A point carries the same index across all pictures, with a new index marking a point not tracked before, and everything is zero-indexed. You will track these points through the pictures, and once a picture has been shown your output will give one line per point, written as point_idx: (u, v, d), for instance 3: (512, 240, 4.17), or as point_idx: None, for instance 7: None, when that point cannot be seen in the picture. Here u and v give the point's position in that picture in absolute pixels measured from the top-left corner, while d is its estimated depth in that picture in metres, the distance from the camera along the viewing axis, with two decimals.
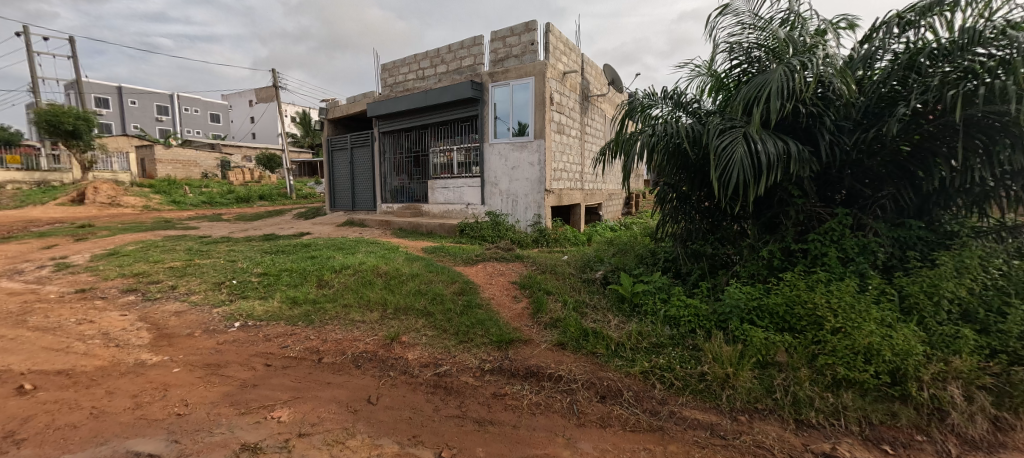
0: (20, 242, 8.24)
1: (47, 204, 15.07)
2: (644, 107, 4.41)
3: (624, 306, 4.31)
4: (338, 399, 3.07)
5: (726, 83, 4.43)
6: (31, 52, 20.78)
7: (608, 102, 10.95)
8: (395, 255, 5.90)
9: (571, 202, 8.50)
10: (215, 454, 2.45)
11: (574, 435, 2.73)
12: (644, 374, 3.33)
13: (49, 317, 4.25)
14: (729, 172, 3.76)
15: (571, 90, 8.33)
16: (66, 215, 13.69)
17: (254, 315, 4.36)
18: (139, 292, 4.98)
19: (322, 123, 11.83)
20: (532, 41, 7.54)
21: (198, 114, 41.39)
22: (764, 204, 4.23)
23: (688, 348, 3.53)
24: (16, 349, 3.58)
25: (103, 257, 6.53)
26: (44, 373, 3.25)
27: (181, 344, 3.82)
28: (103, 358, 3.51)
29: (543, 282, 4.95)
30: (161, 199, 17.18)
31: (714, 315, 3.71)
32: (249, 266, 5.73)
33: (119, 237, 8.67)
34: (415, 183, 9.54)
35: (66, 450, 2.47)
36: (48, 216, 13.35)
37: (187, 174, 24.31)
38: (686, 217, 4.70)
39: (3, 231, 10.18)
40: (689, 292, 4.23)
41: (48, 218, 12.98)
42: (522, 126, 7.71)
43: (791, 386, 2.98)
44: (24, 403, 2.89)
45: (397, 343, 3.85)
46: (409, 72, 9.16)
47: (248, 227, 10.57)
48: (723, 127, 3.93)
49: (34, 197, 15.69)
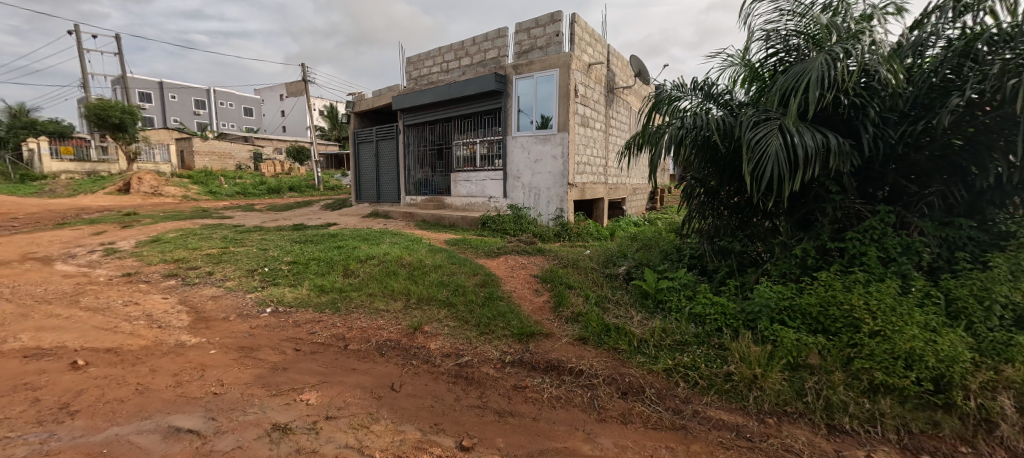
0: (73, 228, 8.87)
1: (96, 192, 16.14)
2: (672, 99, 4.29)
3: (647, 302, 4.24)
4: (363, 385, 3.16)
5: (761, 73, 4.24)
6: (79, 49, 22.02)
7: (635, 94, 10.74)
8: (418, 247, 6.00)
9: (594, 196, 8.40)
10: (249, 433, 2.58)
11: (594, 429, 2.72)
12: (667, 371, 3.27)
13: (99, 298, 4.57)
14: (762, 166, 3.62)
15: (596, 81, 8.20)
16: (114, 204, 14.60)
17: (285, 302, 4.53)
18: (179, 277, 5.26)
19: (350, 117, 12.10)
20: (557, 32, 7.44)
21: (236, 107, 43.06)
22: (799, 200, 4.05)
23: (714, 347, 3.43)
24: (71, 327, 3.87)
25: (147, 243, 6.93)
26: (95, 351, 3.50)
27: (217, 327, 4.03)
28: (148, 338, 3.74)
29: (565, 276, 4.92)
30: (198, 189, 18.06)
31: (742, 314, 3.60)
32: (280, 254, 5.95)
33: (161, 225, 9.18)
34: (439, 176, 9.63)
35: (115, 422, 2.65)
36: (98, 204, 14.26)
37: (223, 166, 25.38)
38: (714, 213, 4.56)
39: (57, 218, 11.00)
40: (716, 290, 4.11)
41: (96, 206, 13.90)
42: (545, 119, 7.65)
43: (824, 390, 2.86)
44: (77, 378, 3.12)
45: (419, 333, 3.92)
46: (433, 65, 9.22)
47: (280, 217, 10.96)
48: (757, 118, 3.78)
49: (86, 186, 16.77)
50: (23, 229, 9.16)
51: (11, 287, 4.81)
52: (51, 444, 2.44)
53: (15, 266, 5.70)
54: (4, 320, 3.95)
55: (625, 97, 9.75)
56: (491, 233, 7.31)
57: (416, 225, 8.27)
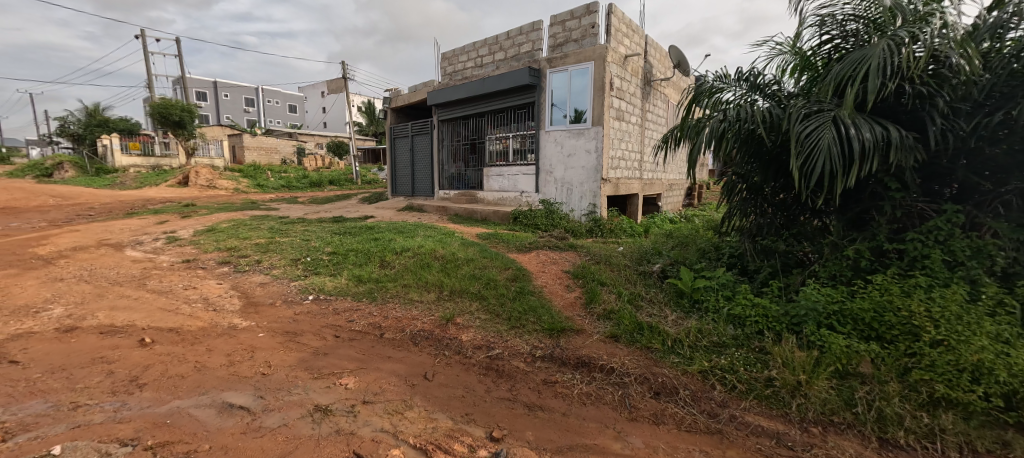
0: (140, 217, 9.66)
1: (159, 185, 17.51)
2: (713, 91, 4.12)
3: (682, 301, 4.13)
4: (398, 373, 3.28)
5: (813, 62, 3.95)
6: (145, 52, 23.81)
7: (675, 86, 10.40)
8: (451, 240, 6.11)
9: (628, 191, 8.21)
10: (293, 412, 2.75)
11: (625, 428, 2.69)
12: (702, 373, 3.18)
13: (162, 282, 4.98)
14: (812, 161, 3.40)
15: (633, 74, 7.99)
16: (173, 195, 15.78)
17: (326, 290, 4.76)
18: (232, 265, 5.64)
19: (386, 113, 12.42)
20: (593, 24, 7.29)
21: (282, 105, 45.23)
22: (852, 198, 3.79)
23: (754, 351, 3.29)
24: (139, 308, 4.25)
25: (203, 232, 7.45)
26: (160, 330, 3.83)
27: (265, 312, 4.30)
28: (204, 320, 4.05)
29: (597, 273, 4.85)
30: (248, 183, 19.16)
31: (786, 317, 3.41)
32: (321, 245, 6.24)
33: (216, 215, 9.83)
34: (472, 170, 9.75)
35: (176, 396, 2.90)
36: (161, 196, 15.38)
37: (270, 160, 26.76)
38: (757, 211, 4.33)
39: (125, 208, 12.04)
40: (757, 291, 3.92)
41: (159, 197, 15.07)
42: (579, 113, 7.54)
43: (875, 401, 2.68)
44: (145, 354, 3.43)
45: (452, 324, 4.01)
46: (468, 60, 9.28)
47: (321, 209, 11.44)
48: (809, 110, 3.55)
49: (151, 180, 18.13)
50: (98, 218, 10.05)
51: (89, 270, 5.34)
52: (124, 413, 2.70)
53: (92, 251, 6.30)
54: (83, 300, 4.39)
55: (663, 89, 9.44)
56: (522, 227, 7.30)
57: (449, 219, 8.39)
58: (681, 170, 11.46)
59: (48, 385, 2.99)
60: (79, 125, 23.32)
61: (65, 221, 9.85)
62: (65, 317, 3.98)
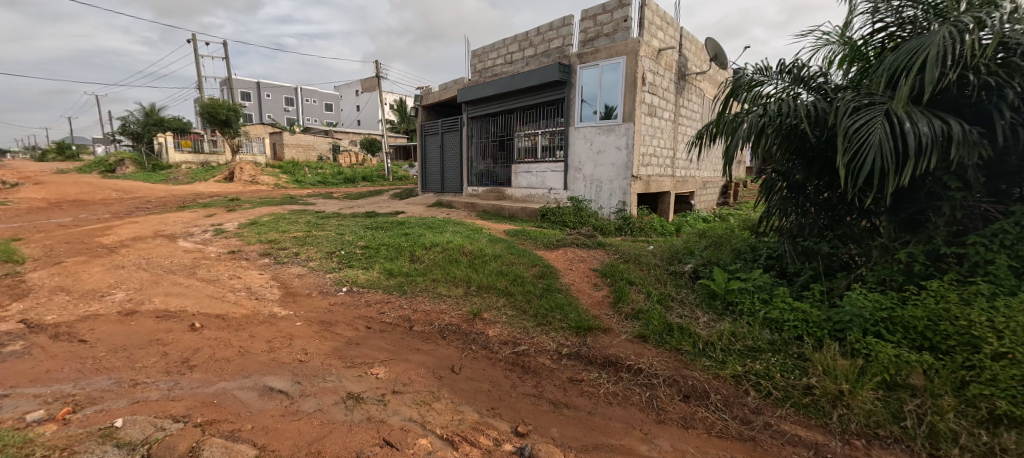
0: (190, 211, 10.31)
1: (208, 181, 18.60)
2: (753, 84, 3.94)
3: (715, 303, 3.99)
4: (426, 365, 3.36)
5: (864, 52, 3.69)
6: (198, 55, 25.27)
7: (711, 80, 10.03)
8: (479, 236, 6.16)
9: (660, 189, 8.01)
10: (327, 398, 2.88)
11: (653, 430, 2.64)
12: (735, 378, 3.07)
13: (210, 271, 5.31)
14: (861, 157, 3.19)
15: (667, 68, 7.75)
16: (219, 190, 16.73)
17: (359, 283, 4.94)
18: (272, 256, 5.93)
19: (418, 111, 12.64)
20: (625, 18, 7.12)
21: (321, 103, 46.85)
22: (905, 198, 3.53)
23: (792, 357, 3.14)
24: (189, 295, 4.56)
25: (246, 225, 7.86)
26: (208, 316, 4.09)
27: (303, 301, 4.52)
28: (247, 308, 4.29)
29: (626, 272, 4.77)
30: (287, 178, 20.03)
31: (829, 323, 3.24)
32: (354, 239, 6.46)
33: (258, 209, 10.35)
34: (500, 167, 9.78)
35: (222, 378, 3.11)
36: (209, 191, 16.35)
37: (308, 157, 27.83)
38: (798, 210, 4.12)
39: (177, 202, 12.88)
40: (797, 295, 3.73)
41: (206, 192, 16.02)
42: (609, 109, 7.41)
43: (927, 415, 2.51)
44: (195, 338, 3.68)
45: (478, 319, 4.06)
46: (498, 57, 9.29)
47: (355, 205, 11.81)
48: (859, 104, 3.34)
49: (201, 176, 19.26)
50: (154, 211, 10.79)
51: (146, 258, 5.76)
52: (176, 391, 2.92)
53: (148, 241, 6.79)
54: (141, 286, 4.75)
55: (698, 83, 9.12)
56: (550, 224, 7.27)
57: (477, 215, 8.46)
58: (717, 166, 11.06)
59: (111, 363, 3.26)
60: (138, 124, 25.04)
61: (125, 213, 10.66)
62: (125, 302, 4.32)
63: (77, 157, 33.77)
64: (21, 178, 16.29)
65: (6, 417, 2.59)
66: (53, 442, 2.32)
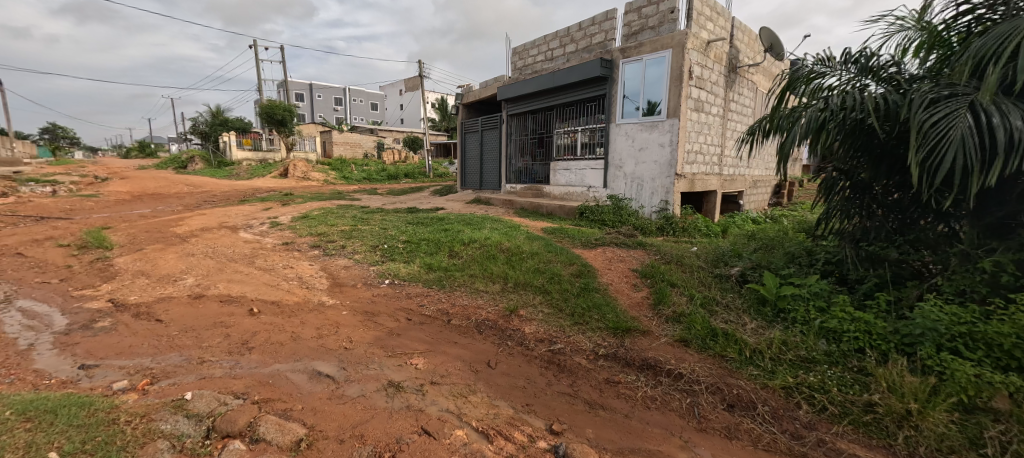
0: (250, 204, 11.08)
1: (265, 177, 19.91)
2: (813, 76, 3.67)
3: (764, 309, 3.77)
4: (463, 358, 3.43)
5: (945, 38, 3.33)
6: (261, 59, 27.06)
7: (766, 73, 9.47)
8: (517, 233, 6.17)
9: (705, 188, 7.66)
10: (370, 384, 3.01)
11: (692, 438, 2.55)
12: (785, 389, 2.89)
13: (267, 260, 5.70)
14: (939, 154, 2.88)
15: (716, 61, 7.36)
16: (275, 186, 17.87)
17: (400, 276, 5.11)
18: (321, 248, 6.27)
19: (459, 109, 12.86)
20: (671, 9, 6.83)
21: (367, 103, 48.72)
22: (991, 200, 3.15)
23: (851, 371, 2.91)
24: (248, 282, 4.92)
25: (298, 218, 8.34)
26: (265, 302, 4.41)
27: (349, 291, 4.75)
28: (298, 296, 4.58)
29: (667, 273, 4.61)
30: (335, 175, 21.03)
31: (896, 336, 2.96)
32: (397, 234, 6.68)
33: (308, 204, 10.96)
34: (538, 165, 9.73)
35: (277, 360, 3.34)
36: (266, 186, 17.50)
37: (354, 154, 29.10)
38: (862, 212, 3.79)
39: (236, 197, 13.88)
40: (859, 304, 3.43)
41: (263, 187, 17.14)
42: (652, 105, 7.16)
43: (1012, 444, 2.23)
44: (253, 322, 3.98)
45: (515, 316, 4.09)
46: (538, 54, 9.23)
47: (398, 200, 12.21)
48: (938, 95, 3.01)
49: (259, 173, 20.57)
50: (218, 204, 11.67)
51: (211, 247, 6.28)
52: (237, 370, 3.17)
53: (213, 231, 7.39)
54: (208, 272, 5.19)
55: (751, 76, 8.62)
56: (589, 223, 7.16)
57: (515, 212, 8.47)
58: (770, 164, 10.45)
59: (182, 342, 3.60)
60: (207, 125, 27.26)
61: (194, 206, 11.65)
62: (195, 286, 4.74)
63: (158, 155, 37.10)
64: (112, 173, 18.15)
65: (97, 385, 2.93)
66: (134, 409, 2.60)
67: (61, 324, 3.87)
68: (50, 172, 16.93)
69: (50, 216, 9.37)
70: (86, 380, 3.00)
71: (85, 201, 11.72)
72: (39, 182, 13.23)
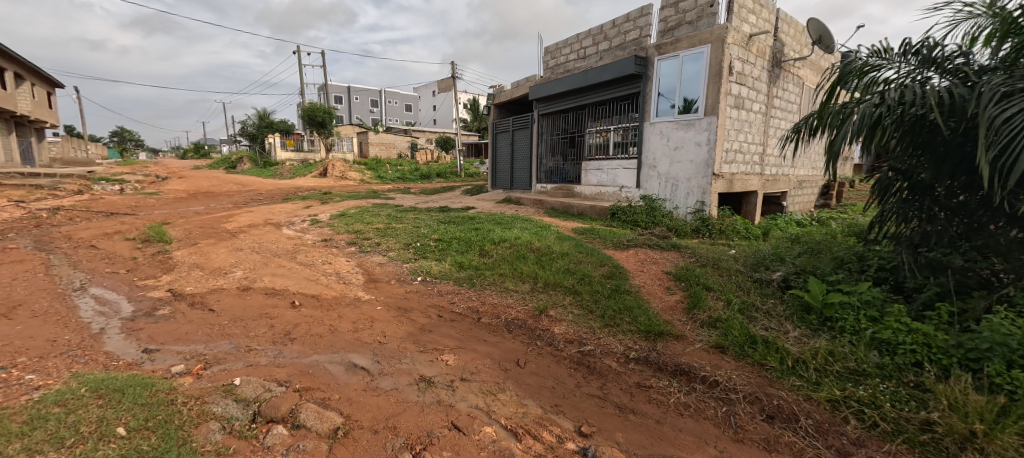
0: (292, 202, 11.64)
1: (306, 176, 20.82)
2: (866, 69, 3.42)
3: (809, 317, 3.56)
4: (492, 356, 3.46)
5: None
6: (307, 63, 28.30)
7: (815, 66, 8.93)
8: (547, 233, 6.14)
9: (746, 188, 7.32)
10: (402, 378, 3.10)
11: (727, 448, 2.45)
12: (832, 402, 2.71)
13: (307, 256, 5.97)
14: (1013, 153, 2.61)
15: (759, 55, 7.01)
16: (314, 185, 18.65)
17: (432, 273, 5.21)
18: (357, 245, 6.49)
19: (491, 109, 12.93)
20: (710, 3, 6.56)
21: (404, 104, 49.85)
22: None
23: (906, 386, 2.70)
24: (290, 276, 5.17)
25: (337, 216, 8.66)
26: (306, 295, 4.63)
27: (384, 287, 4.91)
28: (337, 291, 4.77)
29: (702, 276, 4.46)
30: (371, 175, 21.68)
31: (959, 350, 2.71)
32: (428, 232, 6.81)
33: (346, 202, 11.37)
34: (569, 164, 9.64)
35: (316, 351, 3.50)
36: (306, 185, 18.30)
37: (389, 154, 29.90)
38: (922, 215, 3.49)
39: (279, 195, 14.58)
40: (916, 315, 3.18)
41: (302, 186, 17.95)
42: (690, 102, 6.92)
43: None
44: (295, 314, 4.18)
45: (544, 316, 4.07)
46: (571, 53, 9.13)
47: (432, 199, 12.44)
48: (1013, 87, 2.73)
49: (301, 172, 21.64)
50: (262, 202, 12.33)
51: (257, 243, 6.64)
52: (281, 359, 3.35)
53: (259, 228, 7.81)
54: (255, 266, 5.50)
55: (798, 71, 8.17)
56: (620, 223, 7.02)
57: (545, 212, 8.43)
58: (818, 163, 9.88)
59: (231, 330, 3.83)
60: (256, 127, 28.89)
61: (241, 203, 12.37)
62: (243, 279, 5.04)
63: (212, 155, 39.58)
64: (171, 173, 19.54)
65: (158, 368, 3.18)
66: (190, 391, 2.80)
67: (127, 311, 4.22)
68: (119, 171, 18.43)
69: (118, 211, 10.22)
70: (149, 363, 3.26)
71: (147, 198, 12.71)
72: (109, 181, 14.47)
